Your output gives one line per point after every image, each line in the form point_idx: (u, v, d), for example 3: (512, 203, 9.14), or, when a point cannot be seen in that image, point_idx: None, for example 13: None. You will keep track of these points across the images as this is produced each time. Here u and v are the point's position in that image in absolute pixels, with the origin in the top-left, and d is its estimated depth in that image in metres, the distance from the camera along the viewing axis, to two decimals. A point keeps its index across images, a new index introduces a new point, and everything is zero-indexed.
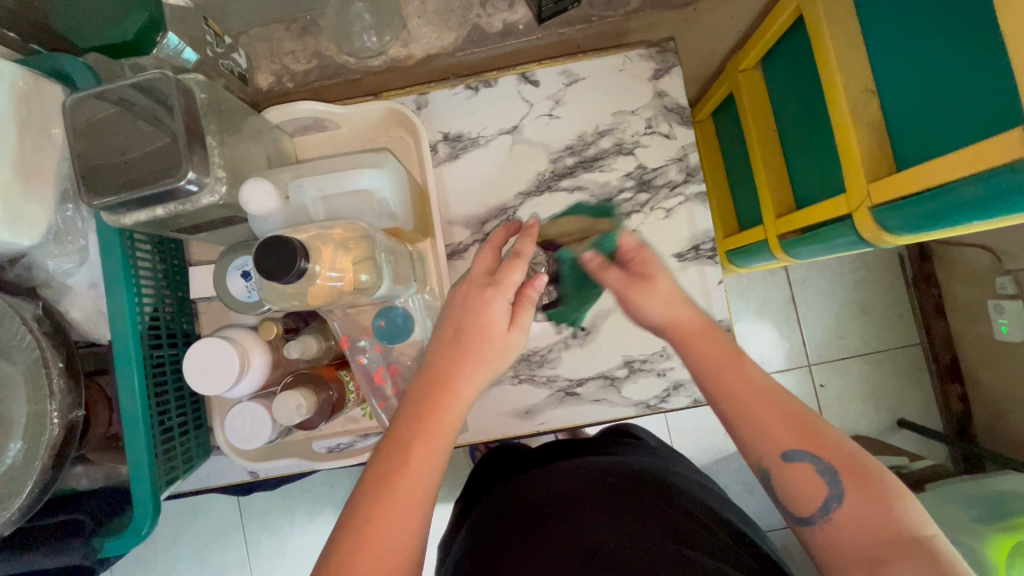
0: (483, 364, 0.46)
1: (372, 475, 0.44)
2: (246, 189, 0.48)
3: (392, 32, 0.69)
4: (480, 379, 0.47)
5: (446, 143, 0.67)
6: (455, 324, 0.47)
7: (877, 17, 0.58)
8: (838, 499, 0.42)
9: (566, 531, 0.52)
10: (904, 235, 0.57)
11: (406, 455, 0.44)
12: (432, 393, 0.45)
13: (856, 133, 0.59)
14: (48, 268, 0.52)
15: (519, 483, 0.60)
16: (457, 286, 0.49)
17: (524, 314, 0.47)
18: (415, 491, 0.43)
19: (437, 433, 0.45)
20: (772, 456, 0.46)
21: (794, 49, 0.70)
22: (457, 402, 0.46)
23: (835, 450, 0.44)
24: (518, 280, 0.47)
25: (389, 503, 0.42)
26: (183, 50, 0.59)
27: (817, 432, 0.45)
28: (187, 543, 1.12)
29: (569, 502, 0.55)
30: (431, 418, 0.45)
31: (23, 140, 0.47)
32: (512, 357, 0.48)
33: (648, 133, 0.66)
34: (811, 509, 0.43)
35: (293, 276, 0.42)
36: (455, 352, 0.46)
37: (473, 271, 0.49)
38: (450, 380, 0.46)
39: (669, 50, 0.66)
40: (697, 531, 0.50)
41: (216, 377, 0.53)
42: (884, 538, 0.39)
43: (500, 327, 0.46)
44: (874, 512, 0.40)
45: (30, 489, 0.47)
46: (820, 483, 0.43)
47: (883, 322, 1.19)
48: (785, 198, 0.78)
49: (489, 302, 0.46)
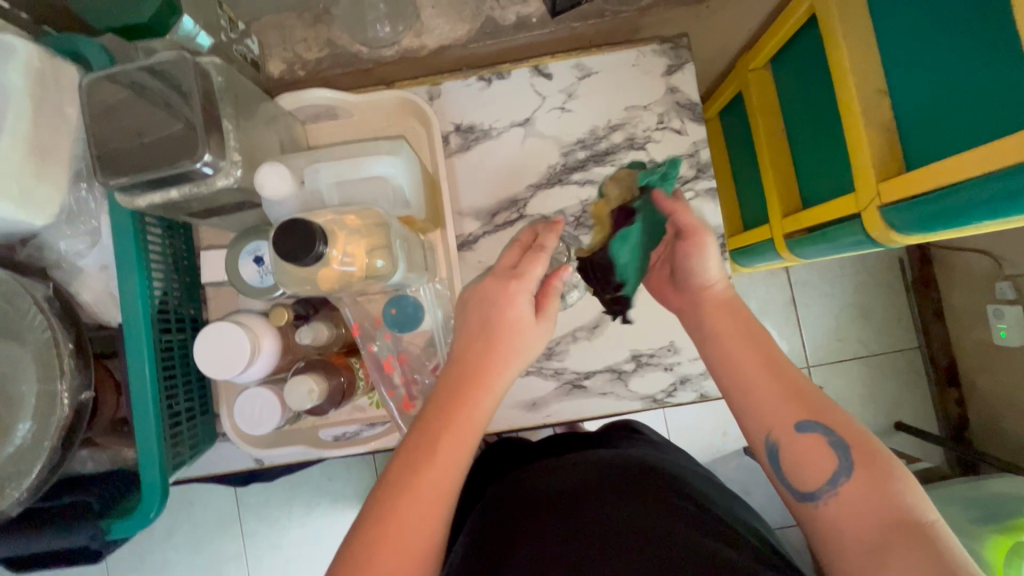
0: (514, 356, 0.47)
1: (398, 465, 0.44)
2: (262, 173, 0.48)
3: (406, 23, 0.69)
4: (511, 372, 0.47)
5: (458, 134, 0.67)
6: (480, 318, 0.47)
7: (891, 18, 0.58)
8: (846, 473, 0.43)
9: (578, 519, 0.52)
10: (912, 234, 0.57)
11: (433, 446, 0.44)
12: (464, 388, 0.45)
13: (868, 133, 0.60)
14: (60, 248, 0.52)
15: (526, 475, 0.60)
16: (480, 279, 0.49)
17: (550, 305, 0.49)
18: (442, 483, 0.43)
19: (464, 427, 0.45)
20: (786, 426, 0.46)
21: (805, 49, 0.70)
22: (489, 396, 0.46)
23: (843, 422, 0.45)
24: (540, 272, 0.47)
25: (419, 494, 0.43)
26: (196, 34, 0.59)
27: (823, 407, 0.46)
28: (183, 533, 1.12)
29: (583, 490, 0.55)
30: (461, 412, 0.45)
31: (37, 120, 0.46)
32: (537, 350, 0.49)
33: (660, 128, 0.66)
34: (815, 483, 0.44)
35: (312, 259, 0.43)
36: (484, 346, 0.46)
37: (498, 264, 0.49)
38: (479, 374, 0.46)
39: (682, 46, 0.66)
40: (704, 523, 0.50)
41: (232, 362, 0.53)
42: (888, 520, 0.39)
43: (526, 319, 0.47)
44: (874, 495, 0.41)
45: (39, 470, 0.47)
46: (831, 456, 0.44)
47: (883, 325, 1.20)
48: (792, 197, 0.79)
49: (514, 295, 0.46)
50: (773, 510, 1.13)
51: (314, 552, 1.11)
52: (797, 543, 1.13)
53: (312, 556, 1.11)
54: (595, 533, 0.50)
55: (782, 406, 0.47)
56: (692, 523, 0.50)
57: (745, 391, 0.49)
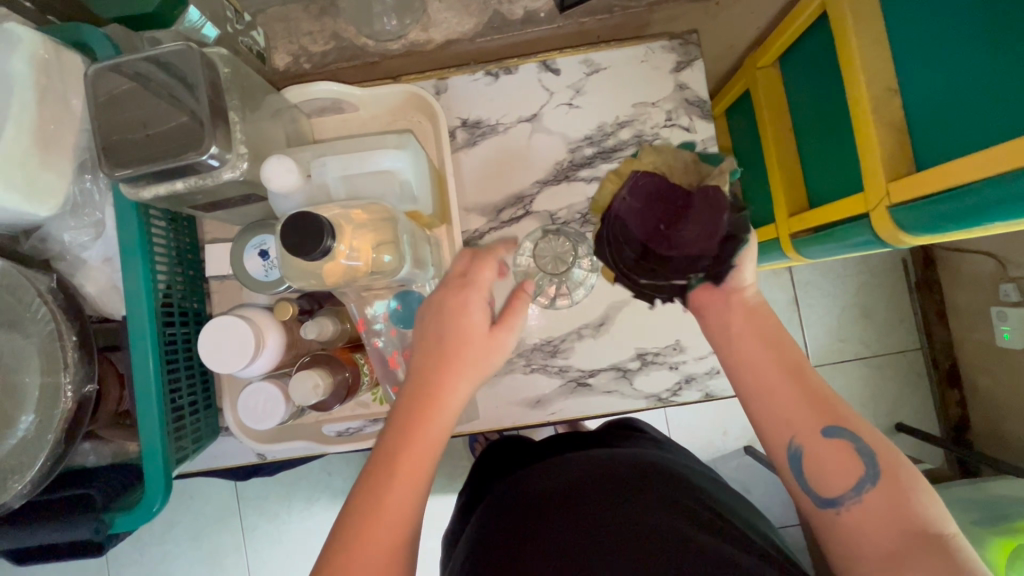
0: (467, 368, 0.47)
1: (363, 483, 0.43)
2: (269, 166, 0.47)
3: (413, 16, 0.68)
4: (465, 384, 0.47)
5: (465, 129, 0.67)
6: (434, 333, 0.47)
7: (903, 15, 0.58)
8: (873, 480, 0.43)
9: (554, 528, 0.51)
10: (921, 235, 0.57)
11: (394, 461, 0.44)
12: (418, 399, 0.46)
13: (877, 132, 0.59)
14: (64, 239, 0.52)
15: (514, 485, 0.59)
16: (432, 294, 0.50)
17: (511, 313, 0.49)
18: (403, 505, 0.43)
19: (422, 443, 0.45)
20: (813, 431, 0.46)
21: (813, 47, 0.70)
22: (443, 410, 0.46)
23: (866, 428, 0.45)
24: (487, 276, 0.50)
25: (384, 514, 0.42)
26: (202, 25, 0.58)
27: (846, 415, 0.46)
28: (183, 526, 1.12)
29: (562, 498, 0.54)
30: (419, 425, 0.45)
31: (42, 109, 0.46)
32: (496, 358, 0.49)
33: (668, 125, 0.66)
34: (842, 489, 0.43)
35: (319, 254, 0.42)
36: (439, 359, 0.47)
37: (448, 274, 0.51)
38: (435, 387, 0.46)
39: (691, 42, 0.66)
40: (712, 523, 0.50)
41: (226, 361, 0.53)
42: (911, 529, 0.40)
43: (475, 327, 0.48)
44: (895, 503, 0.41)
45: (42, 463, 0.47)
46: (857, 460, 0.44)
47: (886, 326, 1.19)
48: (799, 197, 0.78)
49: (465, 302, 0.48)
50: (773, 510, 1.13)
51: (314, 547, 1.11)
52: (797, 543, 1.13)
53: (312, 550, 1.11)
54: (574, 540, 0.50)
55: (805, 412, 0.46)
56: (690, 523, 0.50)
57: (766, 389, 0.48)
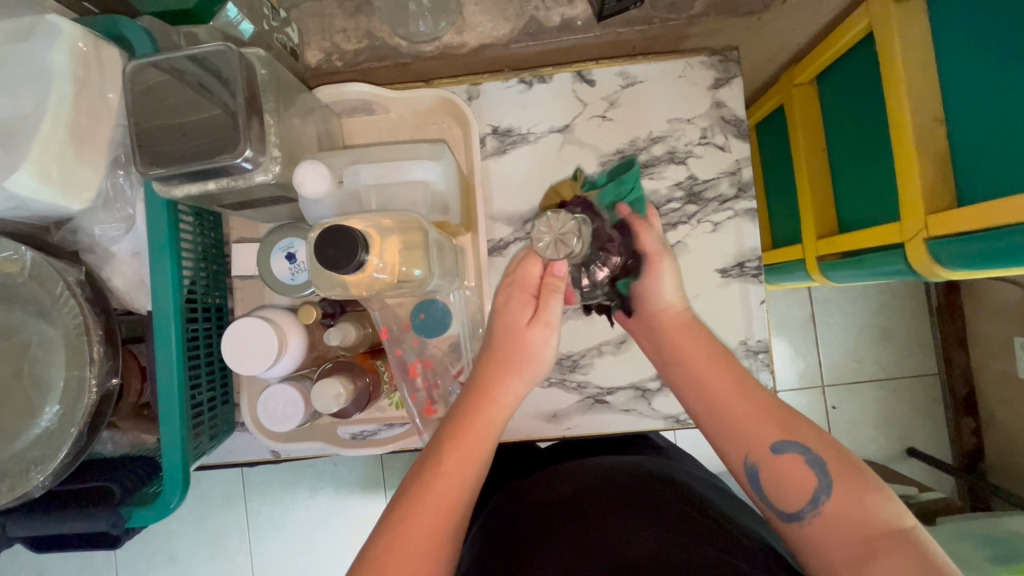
0: (521, 374, 0.49)
1: (414, 476, 0.47)
2: (302, 171, 0.47)
3: (448, 18, 0.67)
4: (521, 385, 0.50)
5: (495, 136, 0.66)
6: (498, 337, 0.49)
7: (959, 38, 0.55)
8: (827, 490, 0.45)
9: (574, 531, 0.51)
10: (957, 270, 0.55)
11: (442, 456, 0.47)
12: (473, 399, 0.49)
13: (919, 162, 0.57)
14: (95, 233, 0.52)
15: (530, 480, 0.60)
16: (499, 288, 0.50)
17: (548, 304, 0.47)
18: (446, 496, 0.45)
19: (472, 441, 0.48)
20: (762, 450, 0.48)
21: (857, 68, 0.67)
22: (495, 408, 0.49)
23: (815, 436, 0.48)
24: (537, 271, 0.48)
25: (427, 506, 0.45)
26: (240, 22, 0.58)
27: (795, 427, 0.48)
28: (189, 507, 1.13)
29: (583, 499, 0.54)
30: (473, 424, 0.48)
31: (80, 102, 0.46)
32: (546, 369, 0.51)
33: (702, 143, 0.65)
34: (801, 503, 0.46)
35: (352, 267, 0.42)
36: (501, 365, 0.49)
37: (509, 274, 0.50)
38: (490, 388, 0.49)
39: (731, 60, 0.65)
40: (729, 547, 0.47)
41: (239, 369, 0.54)
42: (869, 531, 0.42)
43: (521, 322, 0.48)
44: (848, 499, 0.44)
45: (65, 453, 0.47)
46: (811, 474, 0.46)
47: (904, 350, 1.17)
48: (830, 219, 0.77)
49: (510, 300, 0.49)
50: None
51: (317, 535, 1.12)
52: None
53: (313, 539, 1.12)
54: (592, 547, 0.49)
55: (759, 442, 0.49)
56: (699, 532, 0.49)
57: (709, 423, 0.51)
